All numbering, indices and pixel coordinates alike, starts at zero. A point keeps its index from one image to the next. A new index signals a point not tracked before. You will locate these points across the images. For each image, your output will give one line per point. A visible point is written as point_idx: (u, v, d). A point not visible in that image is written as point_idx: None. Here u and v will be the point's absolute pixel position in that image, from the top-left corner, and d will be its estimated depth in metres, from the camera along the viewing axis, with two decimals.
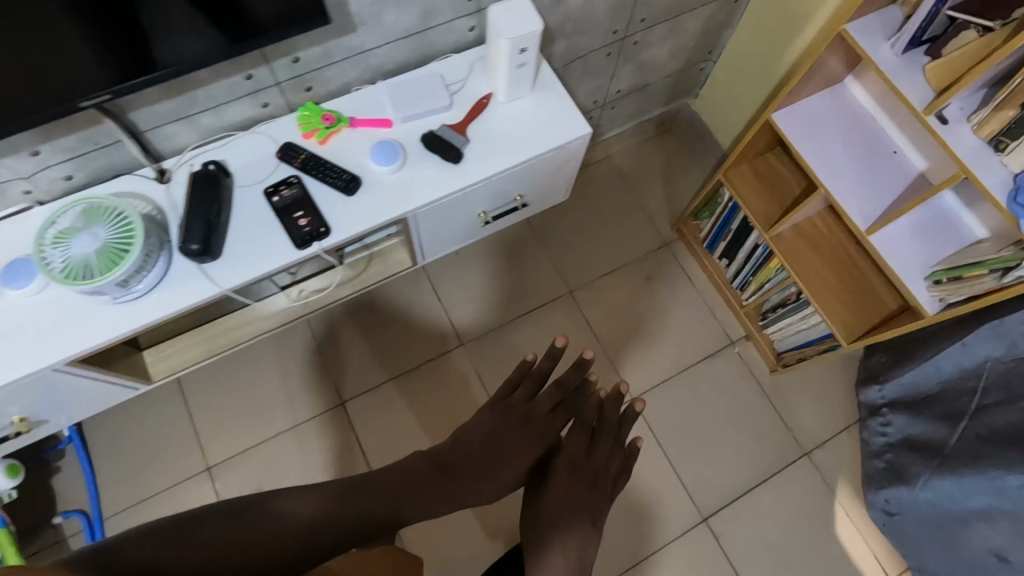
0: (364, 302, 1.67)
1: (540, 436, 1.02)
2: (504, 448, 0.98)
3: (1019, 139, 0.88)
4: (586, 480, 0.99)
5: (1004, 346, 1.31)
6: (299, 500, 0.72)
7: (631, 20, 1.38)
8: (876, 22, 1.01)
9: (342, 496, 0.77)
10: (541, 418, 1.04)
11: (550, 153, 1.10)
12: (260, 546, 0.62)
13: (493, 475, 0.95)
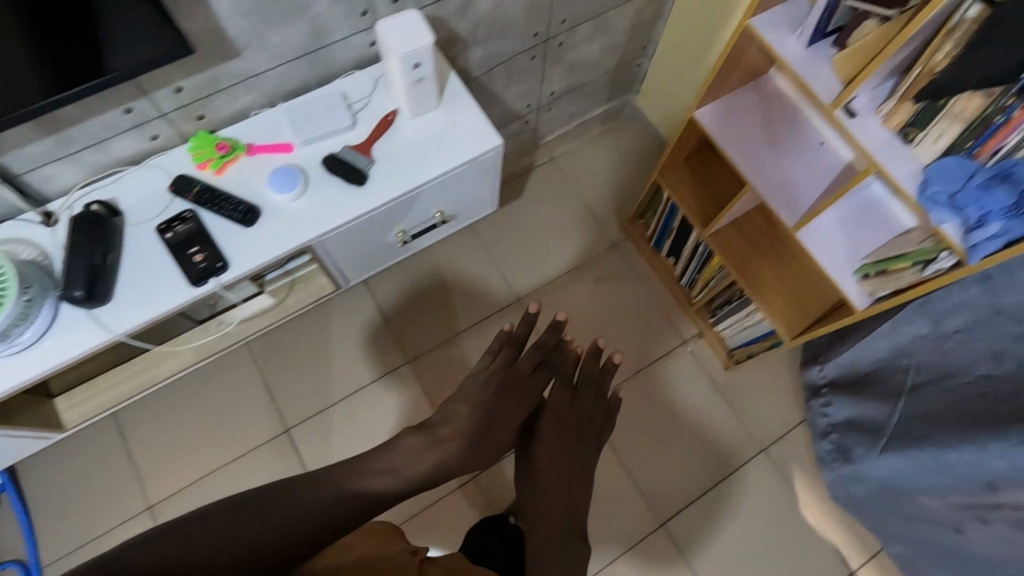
0: (307, 325, 1.63)
1: (527, 397, 1.20)
2: (497, 415, 1.15)
3: (925, 130, 0.85)
4: (570, 432, 1.22)
5: (929, 323, 1.26)
6: (308, 491, 0.86)
7: (551, 22, 1.34)
8: (781, 15, 0.98)
9: (345, 483, 0.91)
10: (525, 380, 1.22)
11: (461, 167, 1.07)
12: (252, 537, 0.75)
13: (492, 440, 1.13)
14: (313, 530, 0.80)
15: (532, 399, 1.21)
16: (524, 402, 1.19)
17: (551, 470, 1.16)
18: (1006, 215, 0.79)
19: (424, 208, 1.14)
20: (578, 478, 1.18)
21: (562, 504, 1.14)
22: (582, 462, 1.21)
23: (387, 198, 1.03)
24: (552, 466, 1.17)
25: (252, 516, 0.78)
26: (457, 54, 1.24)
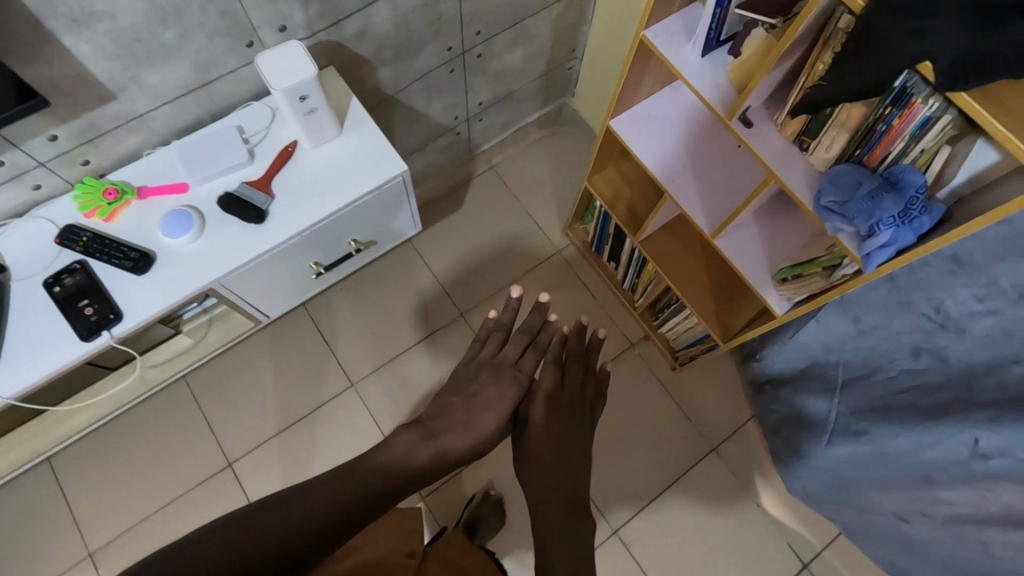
0: (247, 354, 1.60)
1: (514, 383, 0.99)
2: (483, 403, 0.95)
3: (817, 137, 0.84)
4: (564, 411, 1.02)
5: (850, 319, 1.25)
6: (314, 489, 0.76)
7: (464, 34, 1.31)
8: (676, 25, 0.96)
9: (351, 476, 0.79)
10: (509, 367, 1.02)
11: (367, 196, 1.05)
12: (256, 545, 0.68)
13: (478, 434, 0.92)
14: (325, 534, 0.72)
15: (523, 386, 0.99)
16: (516, 390, 0.98)
17: (547, 456, 0.98)
18: (895, 223, 0.78)
19: (335, 238, 1.11)
20: (578, 462, 1.00)
21: (562, 491, 0.97)
22: (580, 443, 1.02)
23: (289, 234, 1.00)
24: (549, 451, 0.98)
25: (262, 518, 0.71)
26: (365, 76, 1.20)
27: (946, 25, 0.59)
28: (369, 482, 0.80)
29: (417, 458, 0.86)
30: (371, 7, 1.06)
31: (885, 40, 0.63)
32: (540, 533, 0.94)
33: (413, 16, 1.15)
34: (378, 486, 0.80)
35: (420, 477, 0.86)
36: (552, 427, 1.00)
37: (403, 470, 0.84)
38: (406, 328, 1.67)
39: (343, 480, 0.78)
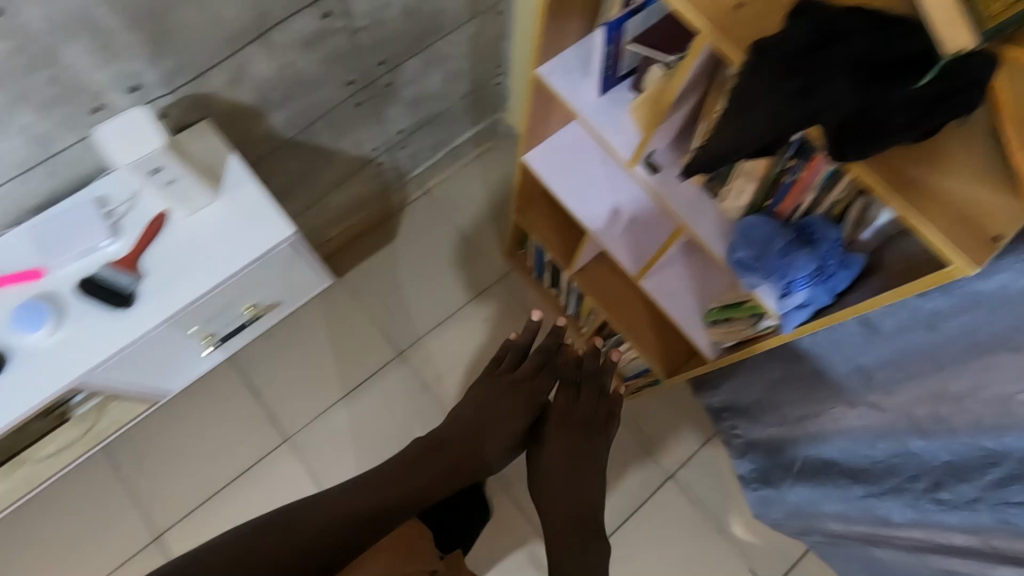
0: (173, 414, 1.51)
1: (529, 400, 1.19)
2: (497, 415, 1.16)
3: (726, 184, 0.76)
4: (575, 426, 1.21)
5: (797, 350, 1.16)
6: (339, 501, 0.97)
7: (365, 65, 1.19)
8: (573, 60, 0.86)
9: (374, 489, 1.01)
10: (527, 383, 1.20)
11: (250, 265, 0.95)
12: (301, 540, 0.88)
13: (488, 442, 1.15)
14: (342, 540, 0.91)
15: (534, 403, 1.19)
16: (528, 406, 1.18)
17: (560, 460, 1.19)
18: (811, 281, 0.71)
19: (224, 308, 1.01)
20: (586, 469, 1.19)
21: (574, 500, 1.18)
22: (590, 453, 1.20)
23: (161, 316, 0.90)
24: (561, 456, 1.19)
25: (282, 534, 0.88)
26: (251, 121, 1.09)
27: (833, 83, 0.50)
28: (384, 499, 0.99)
29: (434, 471, 1.09)
30: (241, 51, 0.95)
31: (766, 101, 0.54)
32: (550, 519, 1.17)
33: (296, 55, 1.04)
34: (393, 496, 1.01)
35: (434, 488, 1.07)
36: (563, 436, 1.20)
37: (410, 491, 1.03)
38: (342, 373, 1.58)
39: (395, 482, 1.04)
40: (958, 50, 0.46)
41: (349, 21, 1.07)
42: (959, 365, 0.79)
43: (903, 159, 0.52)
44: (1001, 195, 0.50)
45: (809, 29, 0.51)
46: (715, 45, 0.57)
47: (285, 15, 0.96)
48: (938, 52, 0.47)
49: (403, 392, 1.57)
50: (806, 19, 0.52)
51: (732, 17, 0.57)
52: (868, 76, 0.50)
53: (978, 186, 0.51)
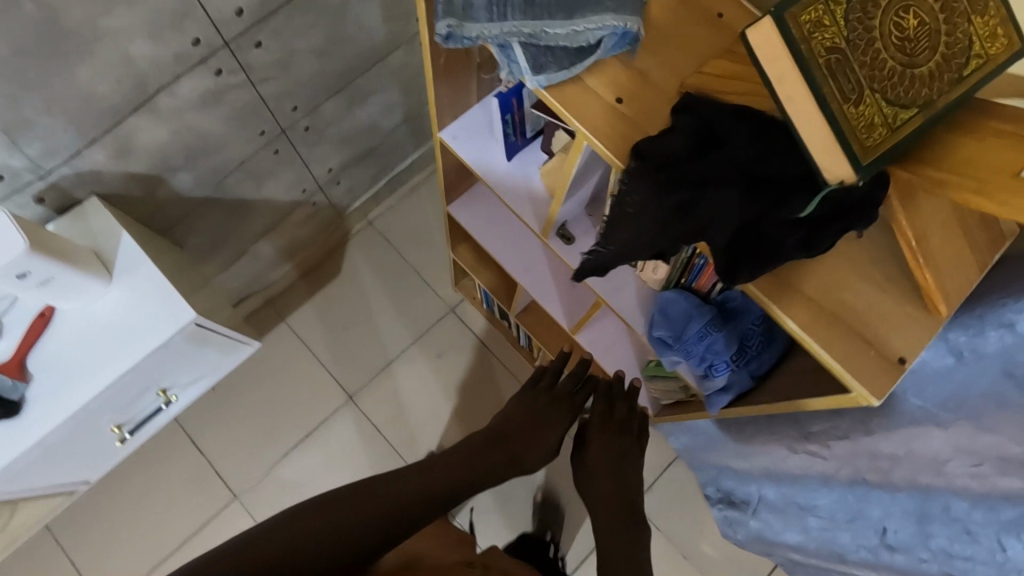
0: (112, 478, 1.43)
1: (566, 411, 0.99)
2: (536, 424, 0.97)
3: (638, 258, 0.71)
4: (617, 433, 0.98)
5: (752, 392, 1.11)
6: (405, 482, 0.80)
7: (275, 114, 1.09)
8: (479, 120, 0.79)
9: (424, 473, 0.83)
10: (564, 399, 1.01)
11: (150, 356, 0.87)
12: (349, 519, 0.71)
13: (532, 447, 0.95)
14: (363, 534, 0.70)
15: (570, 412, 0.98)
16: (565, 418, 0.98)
17: (607, 478, 0.94)
18: (731, 364, 0.67)
19: (134, 398, 0.94)
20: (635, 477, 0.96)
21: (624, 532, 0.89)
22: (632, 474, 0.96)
23: (51, 425, 0.84)
24: (602, 480, 0.94)
25: (339, 508, 0.72)
26: (150, 188, 1.00)
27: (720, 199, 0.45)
28: (431, 486, 0.82)
29: (484, 463, 0.90)
30: (122, 123, 0.87)
31: (647, 214, 0.48)
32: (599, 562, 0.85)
33: (190, 116, 0.95)
34: (435, 485, 0.82)
35: (485, 480, 0.89)
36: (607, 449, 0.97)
37: (453, 479, 0.84)
38: (291, 423, 1.51)
39: (441, 471, 0.85)
40: (847, 178, 0.38)
41: (247, 74, 0.98)
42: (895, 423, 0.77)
43: (803, 277, 0.48)
44: (906, 311, 0.47)
45: (685, 140, 0.47)
46: (593, 147, 0.51)
47: (170, 78, 0.87)
48: (820, 175, 0.39)
49: (356, 439, 1.51)
50: (686, 127, 0.47)
51: (611, 115, 0.51)
52: (752, 192, 0.45)
53: (883, 303, 0.47)
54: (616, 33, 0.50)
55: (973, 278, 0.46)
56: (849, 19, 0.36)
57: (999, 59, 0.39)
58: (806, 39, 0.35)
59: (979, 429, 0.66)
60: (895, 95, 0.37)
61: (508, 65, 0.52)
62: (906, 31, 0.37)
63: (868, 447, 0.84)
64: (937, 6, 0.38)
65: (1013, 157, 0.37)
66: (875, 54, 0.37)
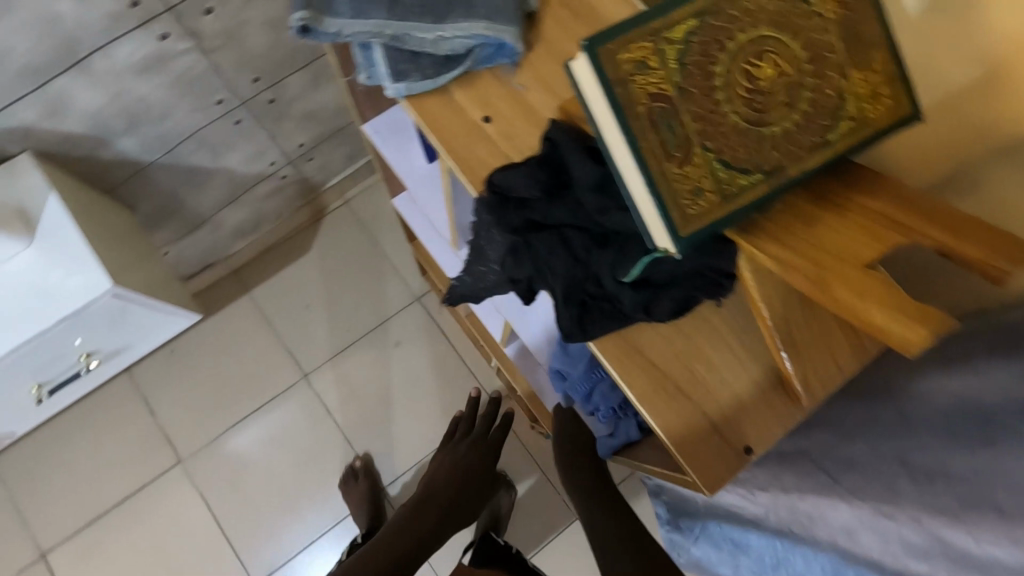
0: (63, 429, 1.46)
1: (485, 456, 1.29)
2: (469, 469, 1.24)
3: None
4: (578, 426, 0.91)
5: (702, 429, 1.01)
6: (376, 547, 1.07)
7: (232, 84, 1.05)
8: (401, 116, 0.75)
9: (388, 540, 1.08)
10: (482, 444, 1.31)
11: (60, 325, 0.86)
12: None
13: (470, 478, 1.24)
14: None
15: (485, 450, 1.30)
16: (487, 458, 1.29)
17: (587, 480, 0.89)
18: (614, 414, 0.63)
19: (52, 359, 0.93)
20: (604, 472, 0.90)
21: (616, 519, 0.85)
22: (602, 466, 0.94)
23: None
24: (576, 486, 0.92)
25: None
26: (92, 149, 0.99)
27: (552, 255, 0.42)
28: (396, 547, 1.07)
29: (426, 521, 1.13)
30: (53, 83, 0.85)
31: (492, 249, 0.45)
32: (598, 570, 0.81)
33: (133, 81, 0.92)
34: (402, 543, 1.08)
35: (430, 535, 1.13)
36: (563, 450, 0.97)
37: (416, 534, 1.11)
38: (242, 396, 1.50)
39: (394, 539, 1.09)
40: (668, 247, 0.35)
41: (196, 41, 0.93)
42: (799, 482, 0.66)
43: (656, 347, 0.46)
44: (766, 401, 0.46)
45: (533, 180, 0.42)
46: (454, 168, 0.49)
47: (106, 40, 0.84)
48: (649, 240, 0.36)
49: (303, 418, 1.49)
50: (535, 167, 0.43)
51: (473, 133, 0.50)
52: (591, 246, 0.41)
53: (740, 392, 0.46)
54: (489, 44, 0.50)
55: (844, 375, 0.43)
56: (683, 64, 0.33)
57: (877, 125, 0.35)
58: (623, 81, 0.32)
59: (875, 512, 0.55)
60: (734, 156, 0.34)
61: (368, 68, 0.52)
62: (759, 81, 0.34)
63: (771, 506, 0.70)
64: (803, 56, 0.34)
65: (865, 246, 0.37)
66: (714, 106, 0.33)
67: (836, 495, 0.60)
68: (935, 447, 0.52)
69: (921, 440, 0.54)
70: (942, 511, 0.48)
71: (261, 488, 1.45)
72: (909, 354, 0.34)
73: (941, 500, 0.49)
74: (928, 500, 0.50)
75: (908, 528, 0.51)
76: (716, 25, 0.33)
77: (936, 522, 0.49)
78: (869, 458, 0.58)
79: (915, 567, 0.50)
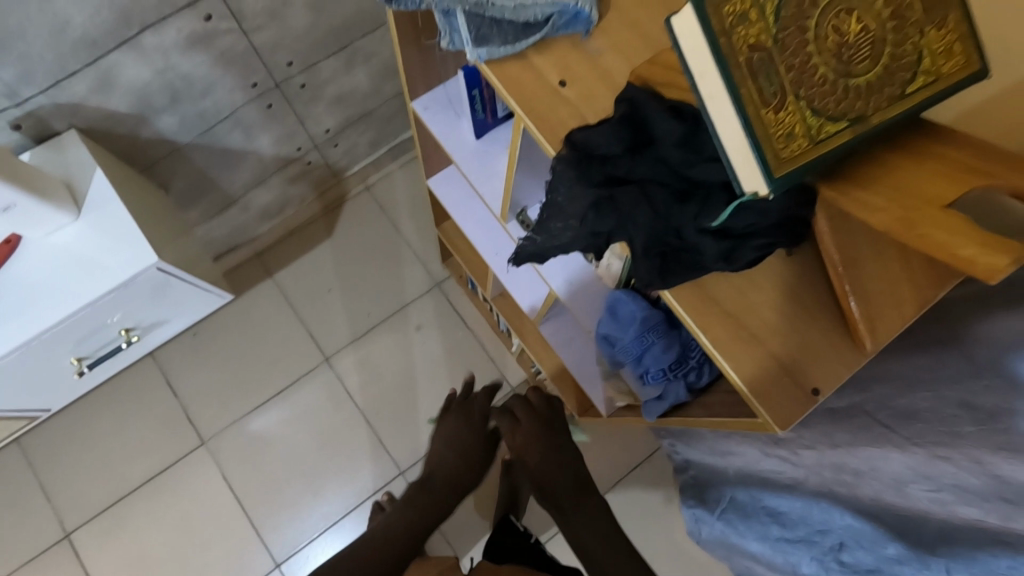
0: (88, 411, 1.47)
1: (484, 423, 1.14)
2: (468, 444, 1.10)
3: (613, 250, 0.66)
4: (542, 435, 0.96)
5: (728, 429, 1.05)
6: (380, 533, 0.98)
7: (269, 65, 1.07)
8: (451, 94, 0.80)
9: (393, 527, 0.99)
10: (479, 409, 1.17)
11: (104, 296, 0.88)
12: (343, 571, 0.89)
13: (472, 455, 1.10)
14: None
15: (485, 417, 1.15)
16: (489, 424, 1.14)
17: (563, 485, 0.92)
18: (666, 375, 0.69)
19: (94, 332, 0.96)
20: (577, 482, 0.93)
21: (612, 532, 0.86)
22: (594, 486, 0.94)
23: (3, 348, 0.85)
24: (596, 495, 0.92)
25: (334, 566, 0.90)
26: (133, 126, 1.00)
27: (629, 214, 0.47)
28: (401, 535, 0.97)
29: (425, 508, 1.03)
30: (103, 58, 0.87)
31: (570, 208, 0.49)
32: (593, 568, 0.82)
33: (177, 58, 0.94)
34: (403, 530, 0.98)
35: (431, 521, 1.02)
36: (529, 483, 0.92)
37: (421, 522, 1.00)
38: (265, 376, 1.52)
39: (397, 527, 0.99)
40: (761, 187, 0.38)
41: (240, 22, 0.96)
42: (849, 439, 0.70)
43: (728, 295, 0.51)
44: (834, 347, 0.49)
45: (615, 138, 0.48)
46: (532, 131, 0.54)
47: (156, 17, 0.86)
48: (739, 183, 0.40)
49: (325, 400, 1.51)
50: (616, 128, 0.48)
51: (551, 96, 0.55)
52: (670, 201, 0.46)
53: (807, 338, 0.50)
54: (567, 11, 0.54)
55: (906, 322, 0.47)
56: (781, 18, 0.36)
57: (949, 79, 0.39)
58: (727, 32, 0.36)
59: (933, 455, 0.59)
60: (824, 105, 0.37)
61: (450, 34, 0.58)
62: (846, 36, 0.37)
63: (813, 467, 0.75)
64: (886, 14, 0.38)
65: (940, 188, 0.39)
66: (806, 58, 0.37)
67: (889, 444, 0.64)
68: (998, 391, 0.54)
69: (987, 384, 0.56)
70: (1000, 448, 0.52)
71: (283, 470, 1.47)
72: (994, 281, 0.35)
73: (1003, 439, 0.53)
74: (989, 439, 0.53)
75: (964, 470, 0.55)
76: None
77: (995, 459, 0.53)
78: (932, 406, 0.61)
79: (967, 513, 0.54)
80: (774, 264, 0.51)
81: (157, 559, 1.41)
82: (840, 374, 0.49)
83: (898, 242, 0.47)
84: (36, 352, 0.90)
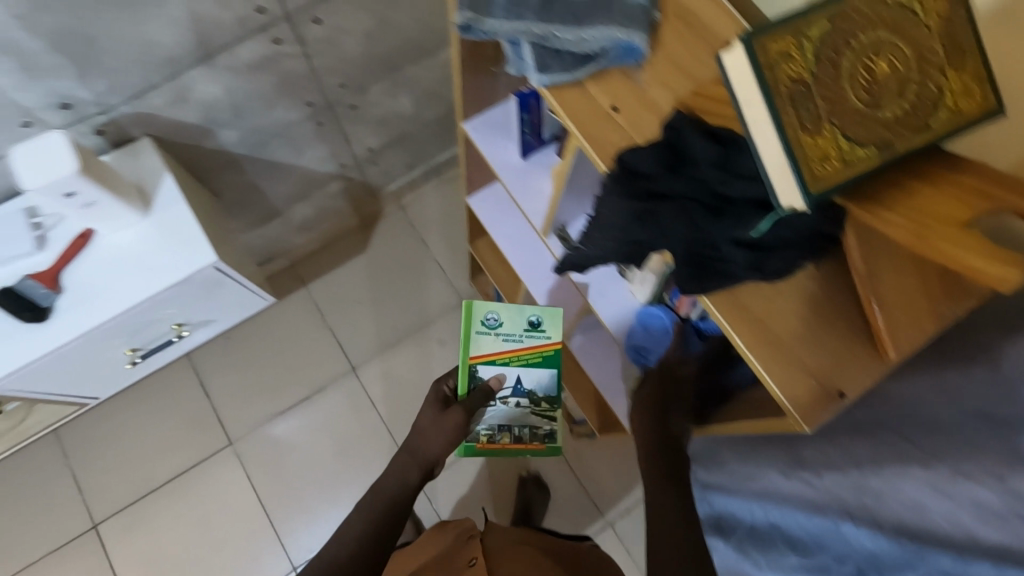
0: (123, 405, 1.53)
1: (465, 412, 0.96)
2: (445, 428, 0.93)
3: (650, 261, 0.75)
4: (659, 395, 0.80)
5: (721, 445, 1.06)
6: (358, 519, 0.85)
7: (324, 87, 1.15)
8: (499, 118, 0.87)
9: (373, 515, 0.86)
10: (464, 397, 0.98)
11: (164, 292, 0.94)
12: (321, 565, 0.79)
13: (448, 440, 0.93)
14: None
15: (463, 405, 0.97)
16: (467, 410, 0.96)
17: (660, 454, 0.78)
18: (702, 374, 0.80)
19: (148, 325, 1.02)
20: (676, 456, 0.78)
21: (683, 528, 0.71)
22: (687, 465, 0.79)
23: (69, 334, 0.91)
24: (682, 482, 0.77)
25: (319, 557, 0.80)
26: (198, 137, 1.08)
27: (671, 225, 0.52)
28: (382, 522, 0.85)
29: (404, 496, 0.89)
30: (181, 75, 0.95)
31: (616, 217, 0.54)
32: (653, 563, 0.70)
33: (245, 77, 1.02)
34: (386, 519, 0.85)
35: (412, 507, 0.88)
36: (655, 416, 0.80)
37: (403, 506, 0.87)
38: (293, 381, 1.57)
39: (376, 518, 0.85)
40: (799, 202, 0.43)
41: (303, 47, 1.04)
42: None
43: (756, 301, 0.56)
44: (858, 355, 0.53)
45: (659, 158, 0.53)
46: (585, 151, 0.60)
47: (232, 40, 0.95)
48: (777, 199, 0.45)
49: (348, 408, 1.55)
50: (661, 148, 0.54)
51: (602, 122, 0.61)
52: (708, 216, 0.51)
53: (833, 347, 0.53)
54: (620, 47, 0.61)
55: (926, 335, 0.51)
56: (819, 57, 0.42)
57: (969, 115, 0.44)
58: (772, 67, 0.41)
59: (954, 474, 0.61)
60: (857, 133, 0.42)
61: (516, 61, 0.64)
62: (876, 74, 0.43)
63: None
64: (911, 56, 0.43)
65: (959, 210, 0.44)
66: (841, 93, 0.42)
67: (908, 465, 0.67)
68: None
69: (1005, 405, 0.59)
70: None
71: (304, 474, 1.50)
72: (1004, 288, 0.41)
73: None
74: None
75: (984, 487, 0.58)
76: (844, 29, 0.42)
77: None
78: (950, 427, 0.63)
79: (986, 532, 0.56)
80: (803, 278, 0.56)
81: (176, 555, 1.44)
82: (863, 380, 0.52)
83: (919, 261, 0.51)
84: (94, 340, 0.95)
